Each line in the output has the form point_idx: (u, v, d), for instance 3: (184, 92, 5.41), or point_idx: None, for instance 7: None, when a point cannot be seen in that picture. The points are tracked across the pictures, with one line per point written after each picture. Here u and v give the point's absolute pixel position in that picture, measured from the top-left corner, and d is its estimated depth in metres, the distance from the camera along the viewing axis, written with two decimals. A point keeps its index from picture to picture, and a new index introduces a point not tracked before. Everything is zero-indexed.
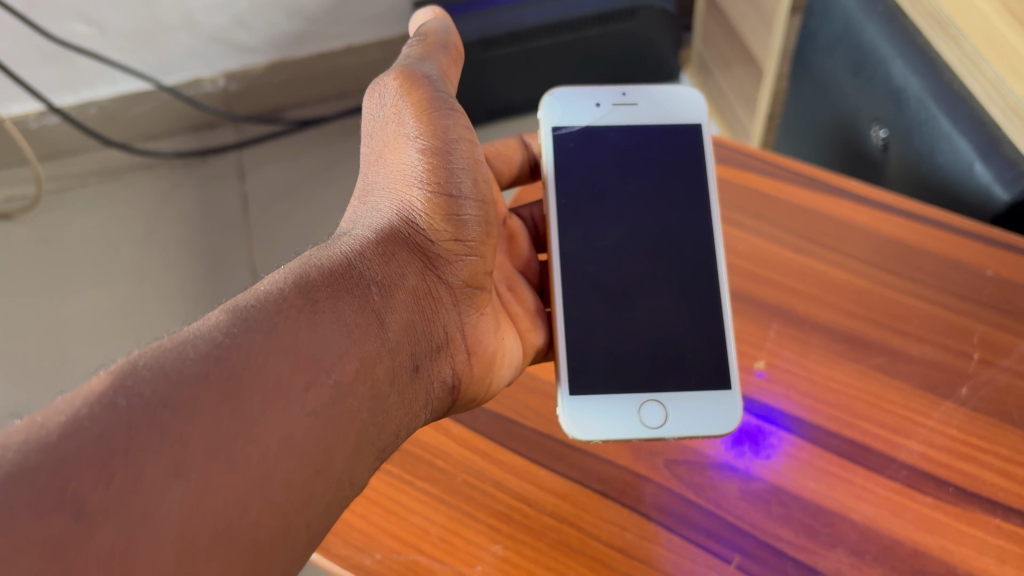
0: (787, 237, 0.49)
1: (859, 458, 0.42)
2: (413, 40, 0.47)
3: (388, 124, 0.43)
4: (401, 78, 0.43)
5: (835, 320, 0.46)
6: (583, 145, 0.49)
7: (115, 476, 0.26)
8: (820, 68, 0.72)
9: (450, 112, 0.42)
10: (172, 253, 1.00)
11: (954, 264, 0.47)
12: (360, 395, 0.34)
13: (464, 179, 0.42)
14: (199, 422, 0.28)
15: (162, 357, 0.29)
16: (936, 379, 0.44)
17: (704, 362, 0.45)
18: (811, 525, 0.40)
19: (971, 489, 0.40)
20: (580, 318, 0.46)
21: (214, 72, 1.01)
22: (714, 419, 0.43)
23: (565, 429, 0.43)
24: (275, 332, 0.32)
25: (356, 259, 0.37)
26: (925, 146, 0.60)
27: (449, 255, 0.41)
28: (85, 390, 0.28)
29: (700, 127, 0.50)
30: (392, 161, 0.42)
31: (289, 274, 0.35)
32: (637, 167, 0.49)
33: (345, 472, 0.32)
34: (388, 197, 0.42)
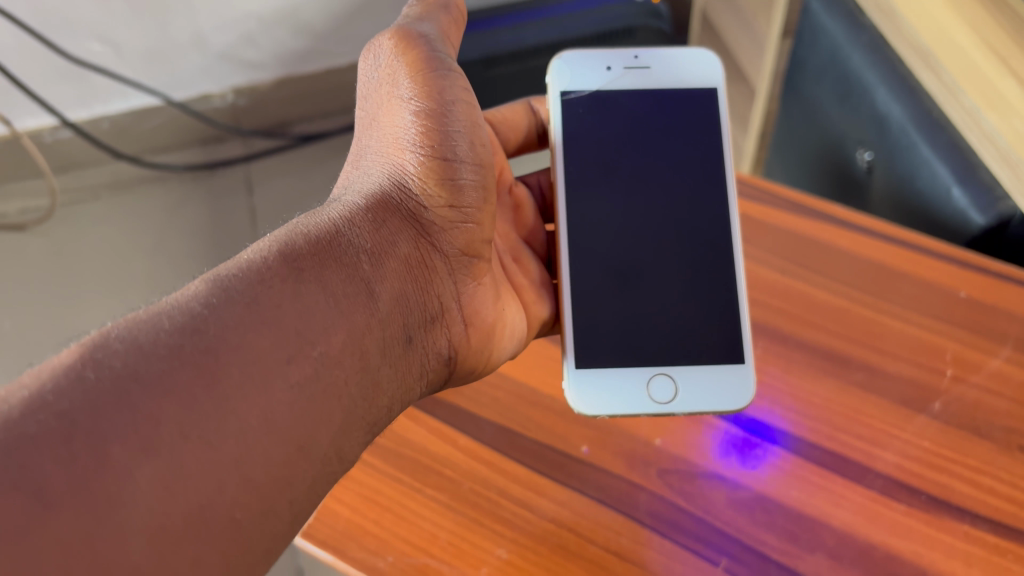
0: (773, 258, 0.52)
1: (838, 469, 0.45)
2: (415, 1, 0.48)
3: (384, 83, 0.45)
4: (399, 39, 0.45)
5: (817, 337, 0.49)
6: (592, 113, 0.52)
7: (77, 455, 0.28)
8: (809, 94, 0.75)
9: (445, 71, 0.44)
10: (182, 266, 1.03)
11: (928, 286, 0.50)
12: (349, 367, 0.36)
13: (461, 140, 0.43)
14: (169, 397, 0.30)
15: (136, 330, 0.31)
16: (911, 394, 0.47)
17: (720, 334, 0.49)
18: (792, 530, 0.43)
19: (941, 497, 0.43)
20: (585, 301, 0.49)
21: (223, 88, 1.04)
22: (723, 396, 0.47)
23: (572, 402, 0.47)
24: (257, 302, 0.34)
25: (348, 224, 0.39)
26: (906, 171, 0.63)
27: (445, 222, 0.43)
28: (54, 362, 0.30)
29: (714, 91, 0.53)
30: (387, 124, 0.44)
31: (276, 240, 0.37)
32: (646, 138, 0.52)
33: (332, 449, 0.35)
34: (382, 161, 0.44)
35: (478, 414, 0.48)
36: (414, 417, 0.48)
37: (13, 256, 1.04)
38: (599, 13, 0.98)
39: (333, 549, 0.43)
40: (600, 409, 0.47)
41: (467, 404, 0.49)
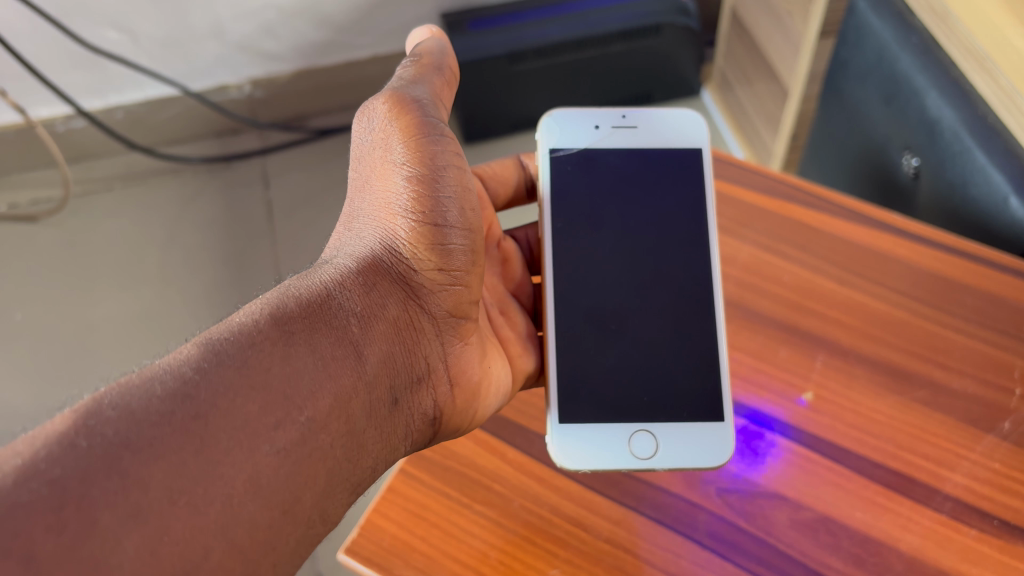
0: (829, 268, 0.51)
1: (903, 490, 0.43)
2: (408, 61, 0.47)
3: (377, 149, 0.43)
4: (392, 102, 0.43)
5: (878, 352, 0.48)
6: (581, 171, 0.50)
7: (69, 523, 0.26)
8: (851, 94, 0.73)
9: (439, 136, 0.43)
10: (198, 259, 1.01)
11: (993, 300, 0.48)
12: (333, 431, 0.34)
13: (449, 203, 0.42)
14: (159, 463, 0.29)
15: (128, 395, 0.30)
16: (977, 413, 0.45)
17: (702, 389, 0.46)
18: (859, 554, 0.41)
19: (1014, 522, 0.42)
20: (572, 340, 0.47)
21: (240, 79, 1.01)
22: (707, 452, 0.44)
23: (552, 454, 0.44)
24: (247, 367, 0.32)
25: (338, 289, 0.38)
26: (957, 178, 0.61)
27: (432, 284, 0.41)
28: (46, 429, 0.28)
29: (699, 149, 0.51)
30: (379, 187, 0.43)
31: (267, 304, 0.36)
32: (632, 188, 0.50)
33: (316, 510, 0.33)
34: (373, 225, 0.42)
35: (526, 426, 0.47)
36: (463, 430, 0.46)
37: (24, 247, 1.02)
38: (625, 9, 0.95)
39: (378, 566, 0.41)
40: (581, 463, 0.44)
41: (515, 416, 0.47)
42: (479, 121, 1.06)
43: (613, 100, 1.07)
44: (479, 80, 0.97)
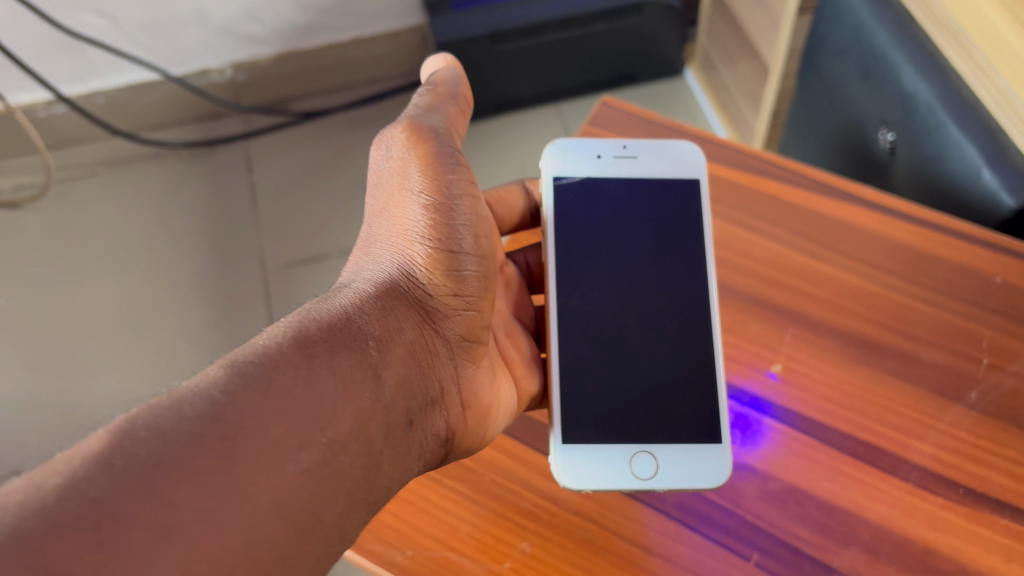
0: (802, 242, 0.51)
1: (872, 460, 0.43)
2: (422, 90, 0.47)
3: (395, 176, 0.43)
4: (411, 132, 0.44)
5: (848, 323, 0.48)
6: (582, 201, 0.49)
7: (106, 542, 0.25)
8: (829, 69, 0.72)
9: (456, 166, 0.43)
10: (182, 246, 0.99)
11: (963, 270, 0.48)
12: (354, 453, 0.32)
13: (464, 233, 0.41)
14: (189, 484, 0.27)
15: (161, 416, 0.28)
16: (946, 383, 0.45)
17: (698, 412, 0.45)
18: (826, 523, 0.42)
19: (980, 490, 0.42)
20: (574, 368, 0.45)
21: (222, 62, 1.01)
22: (707, 473, 0.43)
23: (556, 477, 0.42)
24: (274, 389, 0.30)
25: (360, 309, 0.37)
26: (932, 152, 0.61)
27: (448, 308, 0.40)
28: (82, 448, 0.27)
29: (696, 180, 0.50)
30: (396, 215, 0.42)
31: (290, 326, 0.34)
32: (631, 220, 0.49)
33: (336, 531, 0.31)
34: (390, 250, 0.41)
35: None
36: None
37: (9, 233, 1.01)
38: None
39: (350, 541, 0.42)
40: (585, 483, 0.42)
41: None
42: None
43: (596, 77, 1.08)
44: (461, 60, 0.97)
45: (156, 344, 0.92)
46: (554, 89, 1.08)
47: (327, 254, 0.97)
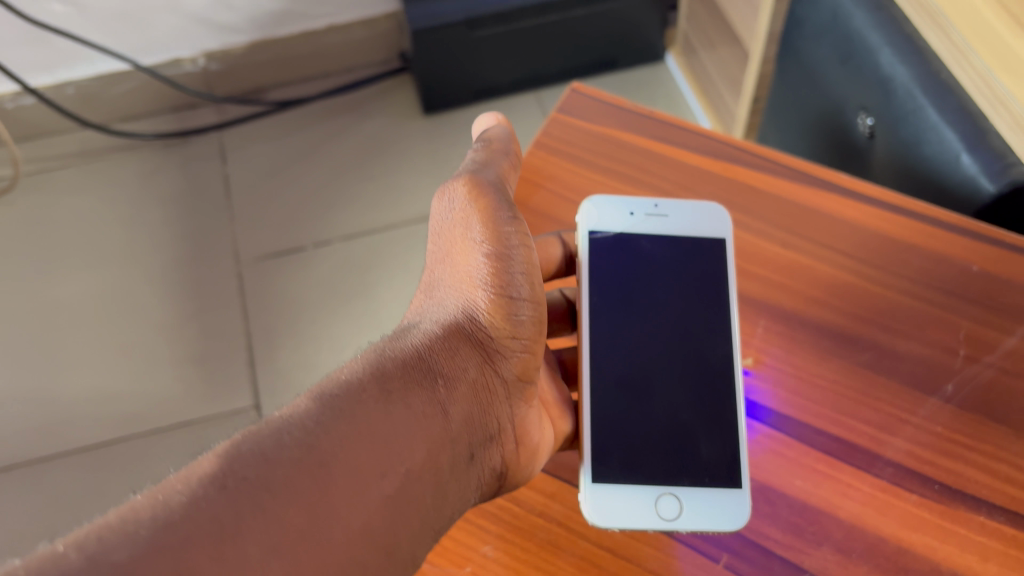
0: (774, 231, 0.49)
1: (845, 457, 0.42)
2: (477, 145, 0.46)
3: (456, 226, 0.42)
4: (471, 184, 0.42)
5: (821, 315, 0.46)
6: (616, 256, 0.46)
7: (224, 553, 0.26)
8: (807, 54, 0.71)
9: (514, 216, 0.41)
10: (154, 239, 0.97)
11: (940, 259, 0.47)
12: (426, 482, 0.32)
13: (521, 277, 0.40)
14: (294, 504, 0.28)
15: (262, 441, 0.29)
16: (922, 375, 0.44)
17: (718, 455, 0.41)
18: (797, 523, 0.40)
19: (956, 486, 0.41)
20: (608, 415, 0.42)
21: (195, 52, 0.99)
22: (726, 512, 0.40)
23: (585, 514, 0.40)
24: (356, 420, 0.31)
25: (429, 348, 0.36)
26: (911, 137, 0.60)
27: (507, 353, 0.39)
28: (197, 468, 0.28)
29: (723, 239, 0.46)
30: (458, 261, 0.41)
31: (366, 363, 0.34)
32: (664, 276, 0.46)
33: (408, 554, 0.31)
34: (453, 294, 0.40)
35: None
36: None
37: None
38: None
39: None
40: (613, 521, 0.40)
41: None
42: (439, 92, 1.03)
43: (576, 62, 1.06)
44: (436, 46, 0.95)
45: (124, 337, 0.89)
46: (533, 75, 1.06)
47: (302, 245, 0.95)
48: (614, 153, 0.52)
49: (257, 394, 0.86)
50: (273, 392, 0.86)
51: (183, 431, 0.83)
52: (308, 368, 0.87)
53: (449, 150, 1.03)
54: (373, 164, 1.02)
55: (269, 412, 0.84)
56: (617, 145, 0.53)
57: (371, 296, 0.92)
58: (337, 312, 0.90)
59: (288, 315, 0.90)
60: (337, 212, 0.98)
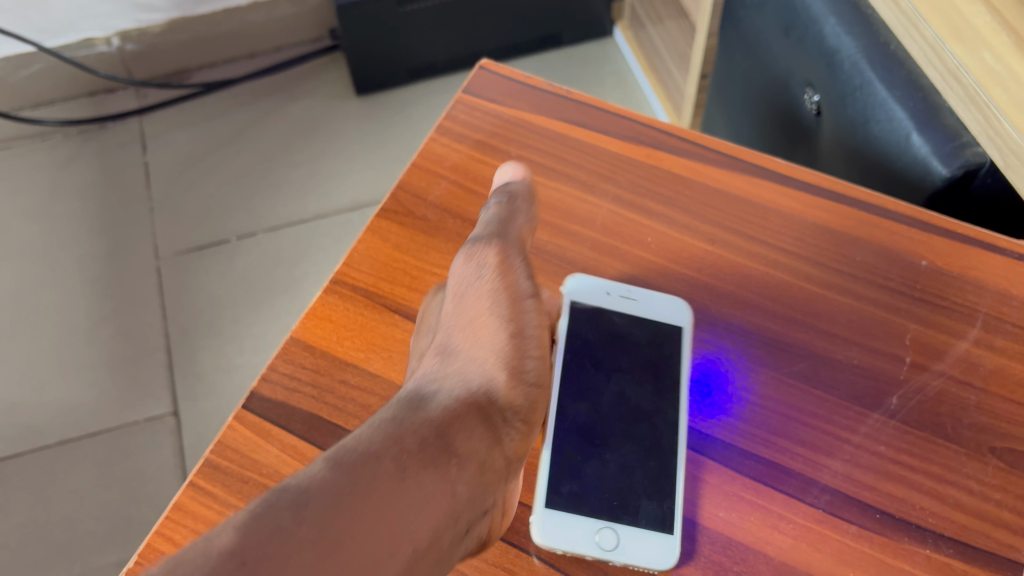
0: (701, 225, 0.44)
1: (776, 484, 0.37)
2: (497, 201, 0.40)
3: (477, 297, 0.35)
4: (499, 260, 0.37)
5: (751, 320, 0.41)
6: (590, 331, 0.41)
7: None
8: (750, 25, 0.65)
9: (532, 288, 0.37)
10: (66, 234, 0.90)
11: (884, 254, 0.42)
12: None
13: (533, 357, 0.34)
14: None
15: (265, 519, 0.22)
16: (863, 388, 0.39)
17: (652, 507, 0.36)
18: (721, 562, 0.35)
19: (899, 515, 0.36)
20: (566, 464, 0.37)
21: (108, 33, 0.93)
22: (655, 549, 0.35)
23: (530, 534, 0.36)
24: (368, 500, 0.24)
25: (444, 420, 0.29)
26: (858, 115, 0.55)
27: (517, 433, 0.31)
28: (199, 549, 0.21)
29: (681, 324, 0.41)
30: (472, 330, 0.34)
31: (379, 430, 0.27)
32: (630, 356, 0.41)
33: None
34: (467, 358, 0.33)
35: (340, 424, 0.39)
36: (268, 434, 0.39)
37: None
38: None
39: None
40: (556, 541, 0.35)
41: (328, 412, 0.39)
42: (371, 70, 0.97)
43: (517, 39, 1.01)
44: (365, 22, 0.90)
45: (32, 341, 0.83)
46: (472, 52, 1.00)
47: (225, 239, 0.89)
48: (526, 140, 0.47)
49: (176, 400, 0.80)
50: (192, 398, 0.80)
51: (93, 441, 0.78)
52: (230, 372, 0.81)
53: (384, 133, 0.98)
54: (302, 149, 0.96)
55: (188, 419, 0.79)
56: (530, 131, 0.47)
57: (298, 292, 0.86)
58: (261, 310, 0.85)
59: (210, 314, 0.85)
60: (263, 201, 0.92)
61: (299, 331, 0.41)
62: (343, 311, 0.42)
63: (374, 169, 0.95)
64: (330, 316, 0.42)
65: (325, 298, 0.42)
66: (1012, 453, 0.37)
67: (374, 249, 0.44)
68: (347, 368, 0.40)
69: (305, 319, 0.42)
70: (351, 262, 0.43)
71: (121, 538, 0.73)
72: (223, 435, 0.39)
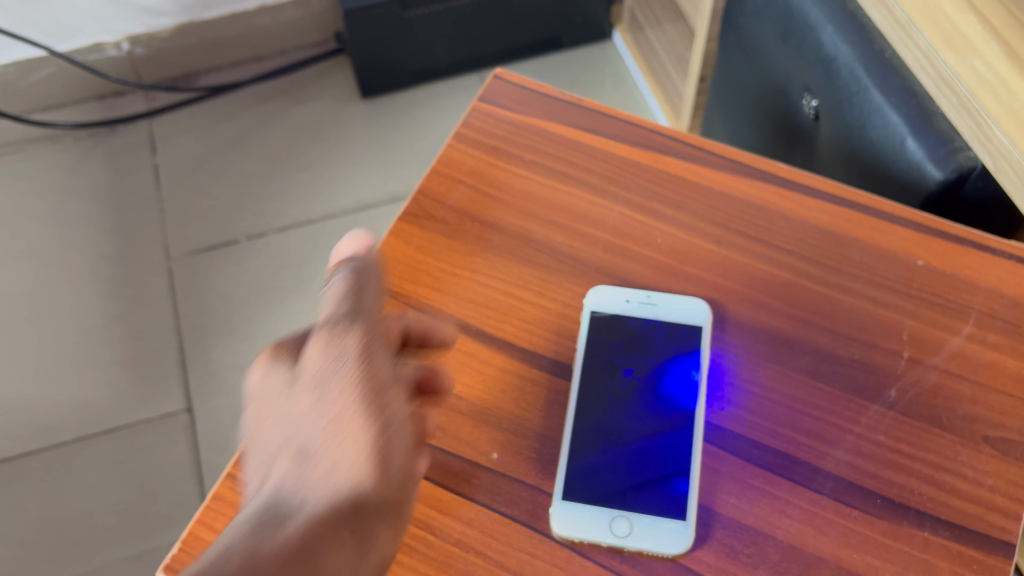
0: (708, 226, 0.46)
1: (782, 472, 0.39)
2: (341, 277, 0.32)
3: (337, 398, 0.29)
4: (362, 344, 0.30)
5: (756, 317, 0.43)
6: (608, 335, 0.43)
7: None
8: (749, 31, 0.68)
9: (395, 368, 0.31)
10: (78, 234, 0.92)
11: (883, 255, 0.45)
12: None
13: (399, 465, 0.30)
14: None
15: None
16: (863, 381, 0.41)
17: (664, 494, 0.39)
18: (732, 545, 0.37)
19: (898, 500, 0.38)
20: (583, 457, 0.40)
21: (117, 37, 0.95)
22: (668, 535, 0.37)
23: (549, 525, 0.38)
24: None
25: (307, 535, 0.27)
26: (854, 120, 0.57)
27: (373, 551, 0.29)
28: None
29: (700, 327, 0.43)
30: (331, 443, 0.29)
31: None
32: (650, 357, 0.43)
33: None
34: (323, 479, 0.29)
35: None
36: None
37: None
38: None
39: None
40: (572, 530, 0.38)
41: None
42: (375, 73, 0.99)
43: (519, 42, 1.03)
44: (370, 26, 0.92)
45: (47, 339, 0.85)
46: (474, 55, 1.02)
47: (235, 239, 0.91)
48: (539, 145, 0.49)
49: (189, 397, 0.82)
50: (205, 394, 0.82)
51: (109, 437, 0.79)
52: (241, 368, 0.83)
53: (388, 134, 0.99)
54: (309, 151, 0.98)
55: (201, 415, 0.81)
56: (543, 137, 0.49)
57: (307, 290, 0.88)
58: (271, 308, 0.87)
59: (221, 312, 0.86)
60: (271, 202, 0.94)
61: None
62: None
63: (379, 170, 0.97)
64: None
65: None
66: (1004, 441, 0.40)
67: (396, 251, 0.46)
68: None
69: None
70: None
71: (139, 532, 0.75)
72: None
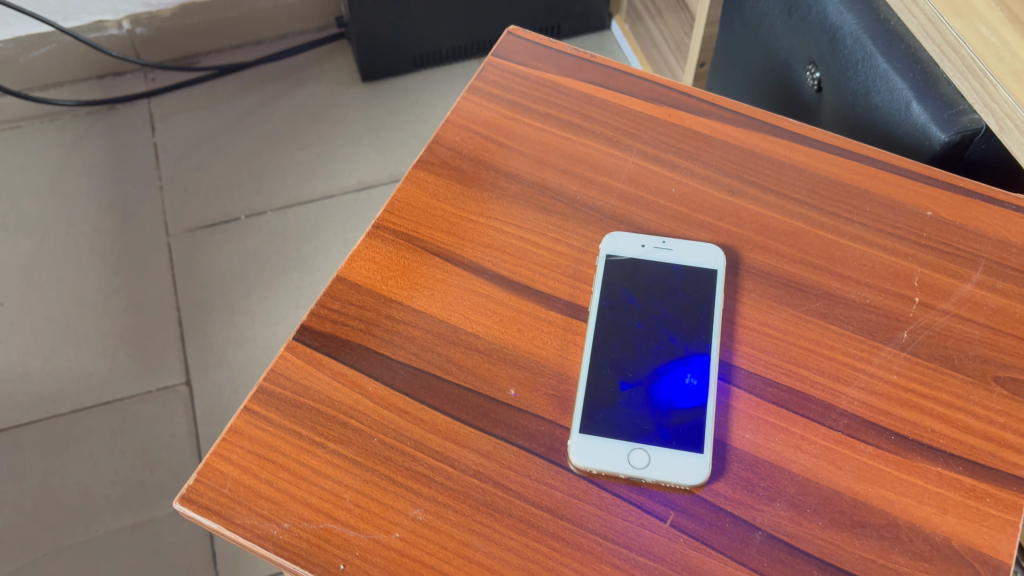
0: (720, 177, 0.47)
1: (797, 409, 0.40)
2: None
3: None
4: None
5: (771, 263, 0.44)
6: (623, 279, 0.43)
7: None
8: (752, 7, 0.68)
9: None
10: (77, 209, 0.92)
11: (892, 205, 0.45)
12: None
13: None
14: None
15: None
16: (876, 324, 0.42)
17: (679, 428, 0.38)
18: (749, 478, 0.38)
19: (912, 436, 0.39)
20: (600, 391, 0.40)
21: (119, 17, 0.95)
22: (685, 466, 0.37)
23: (568, 460, 0.38)
24: None
25: None
26: (858, 88, 0.58)
27: None
28: None
29: (714, 274, 0.43)
30: None
31: None
32: (663, 300, 0.43)
33: None
34: None
35: (387, 354, 0.41)
36: (319, 363, 0.41)
37: None
38: None
39: (219, 516, 0.37)
40: (590, 462, 0.38)
41: (375, 343, 0.42)
42: (375, 57, 0.99)
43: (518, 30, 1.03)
44: (371, 9, 0.92)
45: (46, 312, 0.85)
46: (474, 41, 1.03)
47: (234, 217, 0.91)
48: (553, 99, 0.50)
49: (188, 369, 0.82)
50: (204, 367, 0.82)
51: (108, 409, 0.79)
52: (240, 343, 0.83)
53: (386, 118, 1.00)
54: (309, 132, 0.98)
55: (200, 388, 0.81)
56: (556, 92, 0.50)
57: (305, 267, 0.88)
58: (270, 284, 0.87)
59: (219, 288, 0.86)
60: (271, 182, 0.94)
61: (346, 271, 0.44)
62: (386, 254, 0.44)
63: (378, 151, 0.97)
64: (374, 258, 0.44)
65: (367, 241, 0.45)
66: (1014, 382, 0.40)
67: (413, 198, 0.46)
68: (391, 305, 0.43)
69: (350, 261, 0.44)
70: (391, 210, 0.46)
71: (136, 502, 0.74)
72: (275, 364, 0.41)
